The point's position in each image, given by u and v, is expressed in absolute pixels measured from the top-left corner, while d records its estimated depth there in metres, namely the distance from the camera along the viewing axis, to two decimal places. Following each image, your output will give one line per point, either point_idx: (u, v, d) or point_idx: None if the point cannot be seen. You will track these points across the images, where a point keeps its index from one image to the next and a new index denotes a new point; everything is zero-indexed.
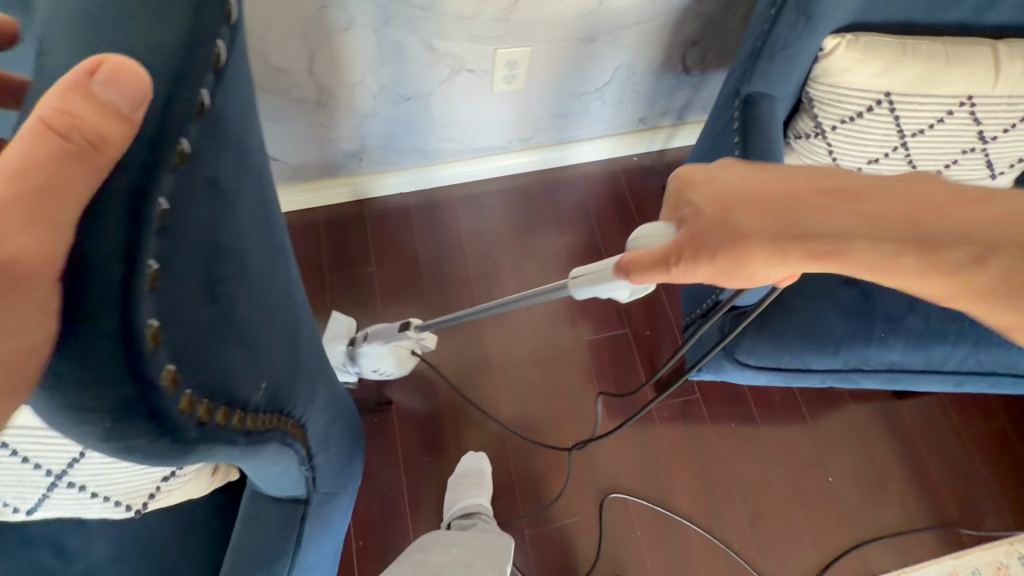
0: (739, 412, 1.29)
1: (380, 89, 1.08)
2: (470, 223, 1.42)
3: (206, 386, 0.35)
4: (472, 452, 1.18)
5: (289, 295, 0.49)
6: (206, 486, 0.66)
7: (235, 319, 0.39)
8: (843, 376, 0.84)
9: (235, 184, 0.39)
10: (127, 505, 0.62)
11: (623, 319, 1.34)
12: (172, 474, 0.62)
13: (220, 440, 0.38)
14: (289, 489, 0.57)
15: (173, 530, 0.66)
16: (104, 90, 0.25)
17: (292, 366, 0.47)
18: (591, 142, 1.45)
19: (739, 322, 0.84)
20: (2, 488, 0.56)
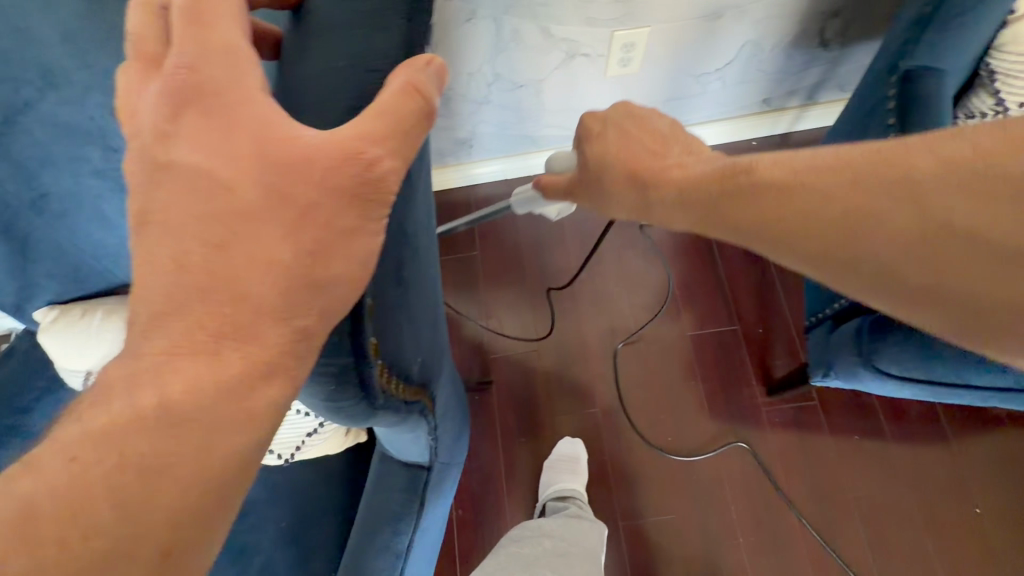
0: (865, 425, 1.17)
1: (495, 77, 1.10)
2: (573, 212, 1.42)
3: (400, 366, 0.43)
4: (568, 438, 1.20)
5: (433, 282, 0.53)
6: (338, 446, 0.73)
7: (410, 302, 0.44)
8: (1011, 397, 0.73)
9: (418, 182, 0.44)
10: (280, 454, 0.72)
11: (732, 314, 1.27)
12: (315, 430, 0.70)
13: (393, 408, 0.44)
14: (415, 456, 0.62)
15: (312, 481, 0.74)
16: (431, 76, 0.36)
17: (438, 348, 0.52)
18: (706, 127, 1.37)
19: (880, 326, 0.74)
20: None
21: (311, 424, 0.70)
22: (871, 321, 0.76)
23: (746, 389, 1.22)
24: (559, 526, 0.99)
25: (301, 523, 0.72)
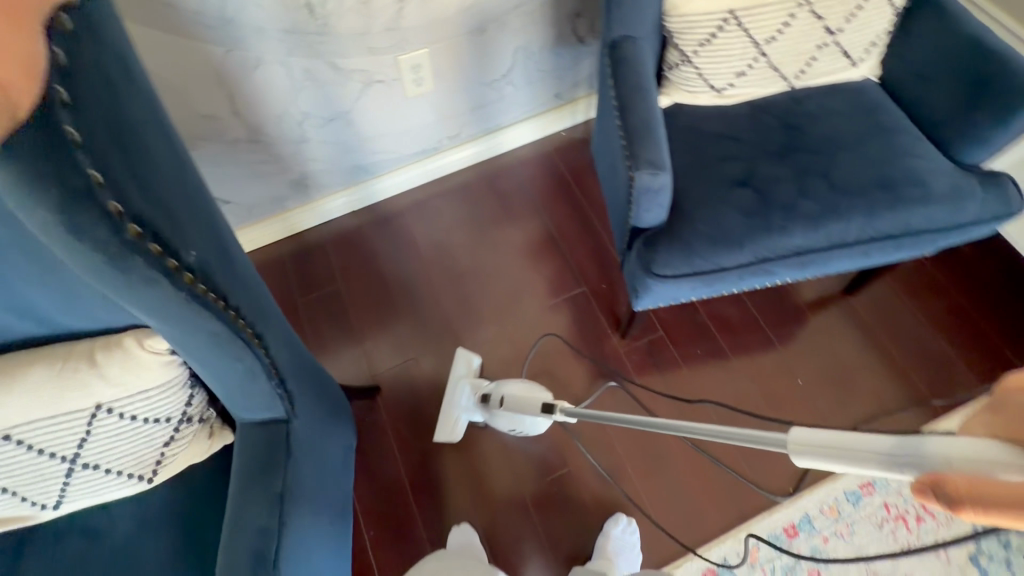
0: (702, 341, 1.34)
1: (303, 115, 1.19)
2: (422, 226, 1.52)
3: (134, 211, 0.48)
4: (459, 526, 1.16)
5: (204, 196, 0.60)
6: (205, 450, 0.77)
7: (142, 165, 0.50)
8: (757, 269, 0.92)
9: (130, 80, 0.51)
10: (139, 476, 0.73)
11: (578, 279, 1.43)
12: (171, 438, 0.74)
13: (157, 268, 0.50)
14: (264, 407, 0.68)
15: (184, 521, 0.76)
16: None
17: (209, 241, 0.57)
18: (518, 127, 1.55)
19: (650, 242, 0.92)
20: (32, 485, 0.69)
21: (165, 434, 0.73)
22: (643, 241, 0.93)
23: (606, 340, 1.36)
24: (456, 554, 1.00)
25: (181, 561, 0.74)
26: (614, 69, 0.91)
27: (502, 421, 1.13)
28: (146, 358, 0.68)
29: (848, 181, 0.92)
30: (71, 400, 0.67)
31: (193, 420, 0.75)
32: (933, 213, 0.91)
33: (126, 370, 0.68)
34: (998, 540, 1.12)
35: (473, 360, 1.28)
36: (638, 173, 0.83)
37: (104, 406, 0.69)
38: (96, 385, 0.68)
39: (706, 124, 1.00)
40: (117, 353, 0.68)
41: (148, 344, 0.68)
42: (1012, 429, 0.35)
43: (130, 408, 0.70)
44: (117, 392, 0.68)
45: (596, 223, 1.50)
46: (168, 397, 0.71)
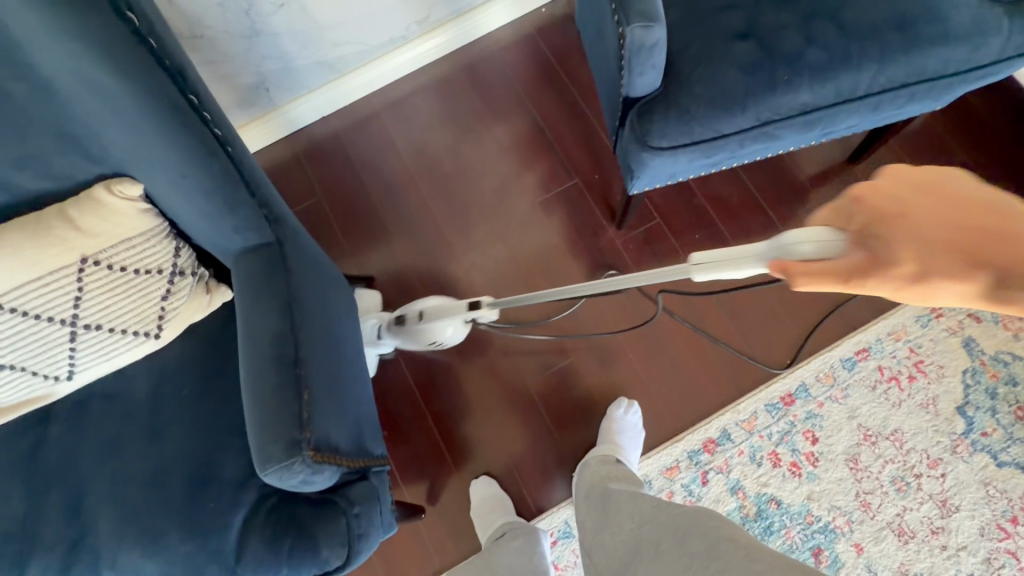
0: (700, 224, 1.30)
1: (248, 1, 1.05)
2: (399, 126, 1.41)
3: None
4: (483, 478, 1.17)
5: None
6: (204, 304, 0.79)
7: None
8: (759, 133, 0.85)
9: None
10: (145, 333, 0.75)
11: (570, 169, 1.36)
12: (167, 291, 0.75)
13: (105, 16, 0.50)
14: (252, 229, 0.69)
15: (195, 440, 0.77)
16: None
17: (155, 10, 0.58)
18: (493, 4, 1.39)
19: (645, 112, 0.85)
20: (40, 355, 0.71)
21: (160, 287, 0.74)
22: (637, 112, 0.86)
23: (602, 232, 1.32)
24: (490, 555, 1.05)
25: (198, 475, 0.75)
26: None
27: (413, 338, 1.06)
28: (119, 204, 0.68)
29: (862, 23, 0.83)
30: (54, 255, 0.68)
31: (186, 273, 0.76)
32: (953, 53, 0.83)
33: (101, 219, 0.68)
34: (984, 391, 1.16)
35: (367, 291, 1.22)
36: (630, 28, 0.73)
37: (90, 258, 0.69)
38: (76, 238, 0.68)
39: None
40: (87, 203, 0.67)
41: (117, 190, 0.67)
42: (849, 218, 0.37)
43: (117, 259, 0.70)
44: (99, 243, 0.69)
45: (586, 109, 1.40)
46: (153, 247, 0.72)
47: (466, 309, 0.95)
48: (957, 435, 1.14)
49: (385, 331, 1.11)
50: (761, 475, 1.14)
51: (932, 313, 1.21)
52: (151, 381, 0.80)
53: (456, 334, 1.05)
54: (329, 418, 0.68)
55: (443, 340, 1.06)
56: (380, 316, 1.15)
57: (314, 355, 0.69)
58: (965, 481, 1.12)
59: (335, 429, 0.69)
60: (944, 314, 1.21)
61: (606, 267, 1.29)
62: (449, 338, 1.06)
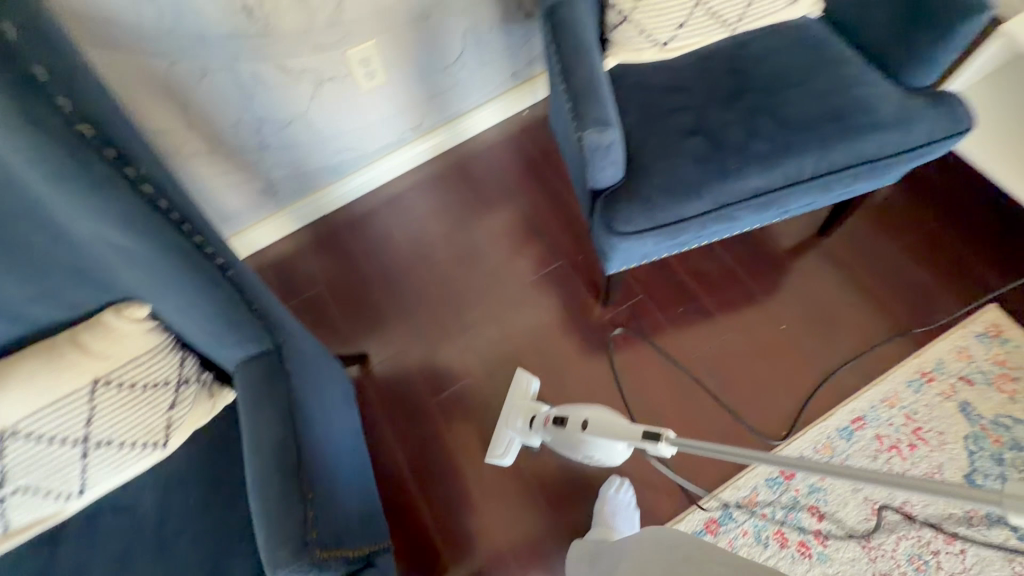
0: (684, 299, 1.35)
1: (260, 120, 1.20)
2: (396, 219, 1.52)
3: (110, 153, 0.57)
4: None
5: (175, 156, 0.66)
6: (208, 410, 0.84)
7: (83, 68, 0.55)
8: (719, 215, 0.92)
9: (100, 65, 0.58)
10: (153, 443, 0.80)
11: (555, 252, 1.44)
12: (174, 401, 0.80)
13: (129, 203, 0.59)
14: (248, 337, 0.75)
15: (186, 539, 0.78)
16: None
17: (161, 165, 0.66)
18: (479, 111, 1.56)
19: (610, 201, 0.93)
20: (51, 477, 0.74)
21: (167, 397, 0.80)
22: (602, 201, 0.94)
23: (589, 310, 1.37)
24: None
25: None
26: (554, 36, 0.93)
27: (567, 445, 1.08)
28: (127, 327, 0.75)
29: (797, 118, 0.93)
30: (69, 381, 0.73)
31: (191, 381, 0.82)
32: (887, 138, 0.91)
33: (112, 342, 0.75)
34: (990, 456, 1.14)
35: (528, 378, 1.25)
36: (585, 133, 0.83)
37: (102, 379, 0.75)
38: (87, 362, 0.74)
39: (653, 79, 1.00)
40: (98, 329, 0.74)
41: (126, 314, 0.74)
42: None
43: (126, 377, 0.76)
44: (110, 364, 0.75)
45: (568, 197, 1.51)
46: (160, 363, 0.78)
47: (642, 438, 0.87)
48: (971, 506, 1.10)
49: (537, 426, 1.16)
50: (769, 557, 1.09)
51: (923, 377, 1.21)
52: (145, 484, 0.82)
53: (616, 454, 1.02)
54: (331, 511, 0.70)
55: (599, 456, 1.05)
56: (532, 409, 1.21)
57: (314, 455, 0.72)
58: (988, 557, 1.06)
59: (339, 522, 0.70)
60: (935, 378, 1.21)
61: (595, 345, 1.32)
62: (607, 457, 1.04)
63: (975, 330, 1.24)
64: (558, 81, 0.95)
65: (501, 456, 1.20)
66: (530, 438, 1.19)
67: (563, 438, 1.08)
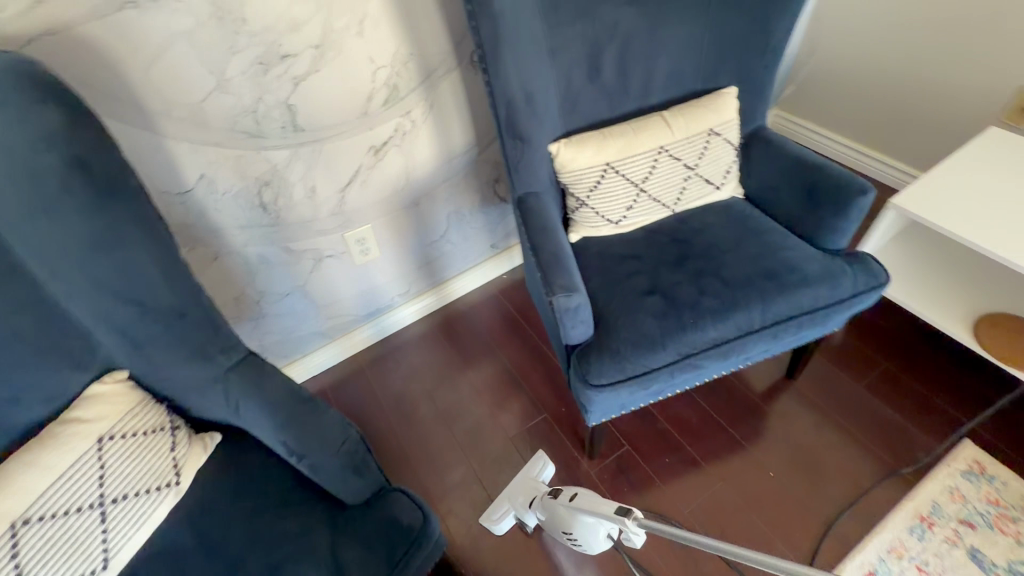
0: (669, 448, 1.35)
1: (260, 293, 1.31)
2: (382, 378, 1.57)
3: None
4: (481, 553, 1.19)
5: None
6: (202, 451, 0.90)
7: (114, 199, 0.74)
8: (684, 364, 1.00)
9: None
10: (165, 485, 0.84)
11: (538, 405, 1.47)
12: (172, 444, 0.86)
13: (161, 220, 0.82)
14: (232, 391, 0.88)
15: None
16: None
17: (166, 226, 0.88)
18: (462, 276, 1.71)
19: (583, 355, 1.00)
20: (69, 556, 0.73)
21: (166, 442, 0.86)
22: (576, 355, 1.02)
23: (577, 463, 1.34)
24: None
25: None
26: (524, 220, 1.10)
27: (551, 517, 1.06)
28: (115, 388, 0.82)
29: (738, 277, 1.07)
30: (73, 446, 0.76)
31: (179, 425, 0.89)
32: (818, 291, 1.04)
33: (106, 404, 0.81)
34: None
35: (544, 462, 1.28)
36: (554, 296, 0.94)
37: (106, 436, 0.79)
38: (89, 426, 0.78)
39: (611, 249, 1.17)
40: (89, 398, 0.80)
41: (110, 378, 0.83)
42: None
43: (126, 429, 0.81)
44: (111, 420, 0.80)
45: (548, 351, 1.59)
46: (149, 411, 0.85)
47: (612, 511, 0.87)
48: None
49: (535, 502, 1.17)
50: None
51: (922, 522, 1.18)
52: None
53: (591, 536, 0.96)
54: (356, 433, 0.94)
55: (578, 541, 1.00)
56: (533, 484, 1.23)
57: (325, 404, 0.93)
58: None
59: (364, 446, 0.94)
60: (935, 523, 1.18)
61: None
62: (584, 540, 0.98)
63: (959, 468, 1.25)
64: (529, 253, 1.09)
65: (495, 522, 1.22)
66: (526, 517, 1.20)
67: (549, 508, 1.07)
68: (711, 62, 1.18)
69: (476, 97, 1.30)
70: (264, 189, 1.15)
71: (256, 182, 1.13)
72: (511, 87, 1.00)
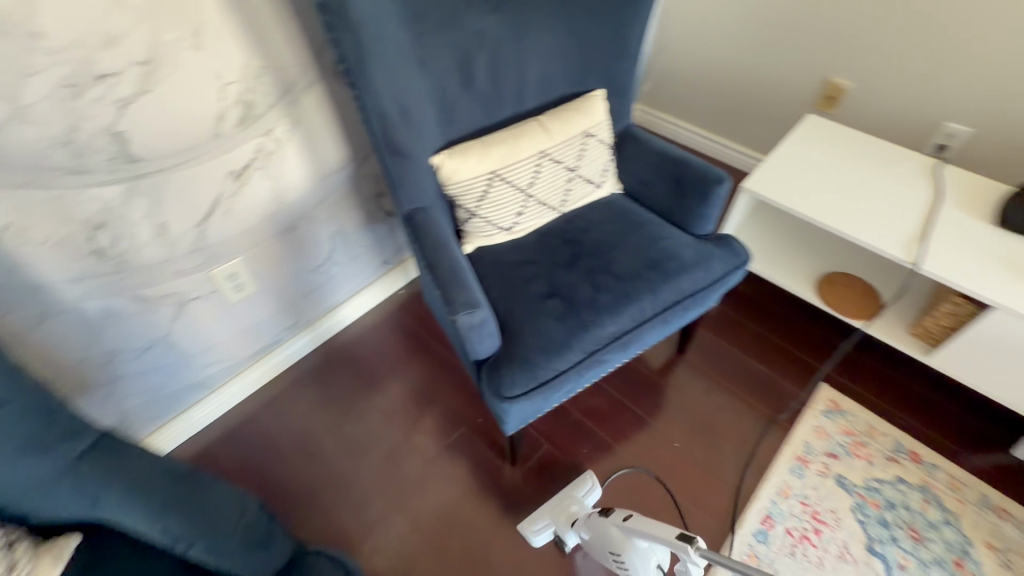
0: (585, 439, 1.40)
1: (110, 352, 1.11)
2: (278, 421, 1.42)
3: None
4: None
5: None
6: (53, 565, 0.69)
7: None
8: (590, 362, 1.03)
9: None
10: None
11: (453, 420, 1.43)
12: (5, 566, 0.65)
13: None
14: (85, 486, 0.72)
15: None
16: None
17: None
18: (355, 298, 1.61)
19: (494, 369, 0.99)
20: None
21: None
22: (487, 369, 1.00)
23: (500, 472, 1.34)
24: None
25: None
26: (415, 237, 1.05)
27: (597, 534, 1.04)
28: None
29: (627, 270, 1.13)
30: None
31: (13, 540, 0.67)
32: (696, 275, 1.14)
33: None
34: (877, 522, 1.26)
35: (590, 485, 1.23)
36: (458, 316, 0.91)
37: None
38: None
39: (507, 257, 1.17)
40: None
41: None
42: None
43: None
44: None
45: (457, 363, 1.56)
46: None
47: (675, 536, 0.85)
48: None
49: (580, 522, 1.13)
50: None
51: (799, 461, 1.36)
52: None
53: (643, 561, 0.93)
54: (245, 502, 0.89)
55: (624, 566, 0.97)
56: (581, 506, 1.18)
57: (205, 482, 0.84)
58: None
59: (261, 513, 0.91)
60: (809, 460, 1.36)
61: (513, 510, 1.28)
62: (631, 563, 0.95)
63: (820, 408, 1.45)
64: (424, 271, 1.05)
65: (532, 533, 1.19)
66: (566, 535, 1.16)
67: (596, 526, 1.05)
68: (578, 67, 1.22)
69: (346, 109, 1.21)
70: (98, 232, 0.97)
71: (85, 226, 0.95)
72: (383, 101, 0.95)
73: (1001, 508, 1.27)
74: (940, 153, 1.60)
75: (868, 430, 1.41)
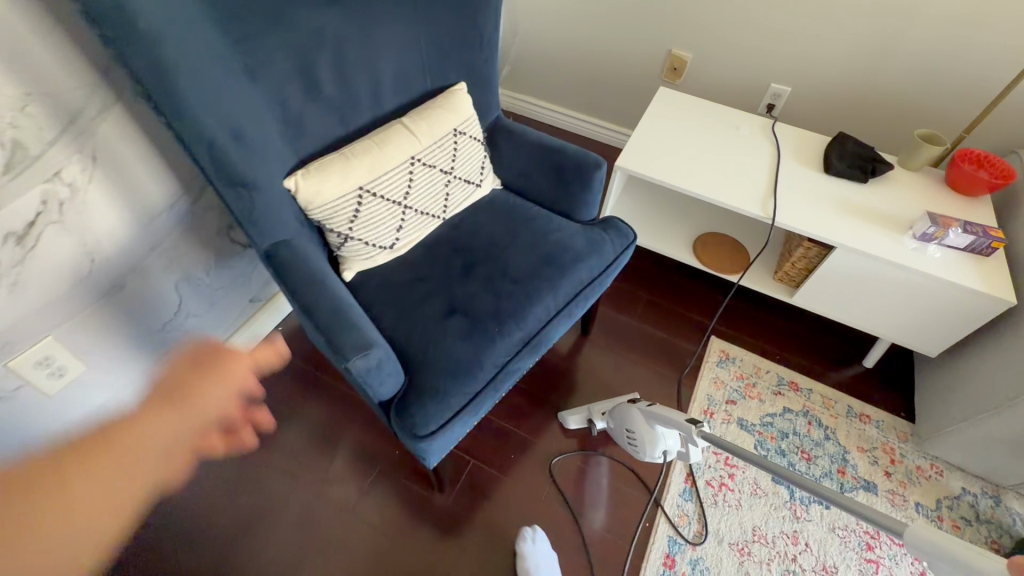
0: (510, 443, 1.36)
1: None
2: (151, 515, 1.18)
3: None
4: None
5: None
6: None
7: None
8: (504, 374, 0.98)
9: None
10: None
11: (367, 459, 1.31)
12: None
13: None
14: None
15: None
16: None
17: None
18: None
19: (403, 407, 0.90)
20: None
21: None
22: (397, 409, 0.90)
23: (429, 502, 1.25)
24: None
25: None
26: (281, 277, 0.90)
27: (619, 417, 1.18)
28: None
29: (523, 270, 1.09)
30: None
31: None
32: (590, 263, 1.14)
33: None
34: (776, 453, 1.40)
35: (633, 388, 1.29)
36: (351, 362, 0.80)
37: None
38: None
39: (395, 278, 1.06)
40: None
41: None
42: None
43: None
44: None
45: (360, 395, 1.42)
46: None
47: (683, 420, 0.94)
48: (790, 501, 1.29)
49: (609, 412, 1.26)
50: None
51: (706, 414, 1.46)
52: None
53: (652, 442, 1.06)
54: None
55: (637, 443, 1.10)
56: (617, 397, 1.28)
57: None
58: (824, 537, 1.24)
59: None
60: (713, 411, 1.46)
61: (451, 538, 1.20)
62: (642, 443, 1.09)
63: (713, 360, 1.57)
64: (299, 315, 0.91)
65: (568, 419, 1.37)
66: (595, 420, 1.32)
67: (621, 411, 1.18)
68: (434, 60, 1.13)
69: (163, 134, 0.99)
70: None
71: None
72: (208, 124, 0.78)
73: (864, 414, 1.47)
74: (770, 112, 1.78)
75: (754, 370, 1.56)
